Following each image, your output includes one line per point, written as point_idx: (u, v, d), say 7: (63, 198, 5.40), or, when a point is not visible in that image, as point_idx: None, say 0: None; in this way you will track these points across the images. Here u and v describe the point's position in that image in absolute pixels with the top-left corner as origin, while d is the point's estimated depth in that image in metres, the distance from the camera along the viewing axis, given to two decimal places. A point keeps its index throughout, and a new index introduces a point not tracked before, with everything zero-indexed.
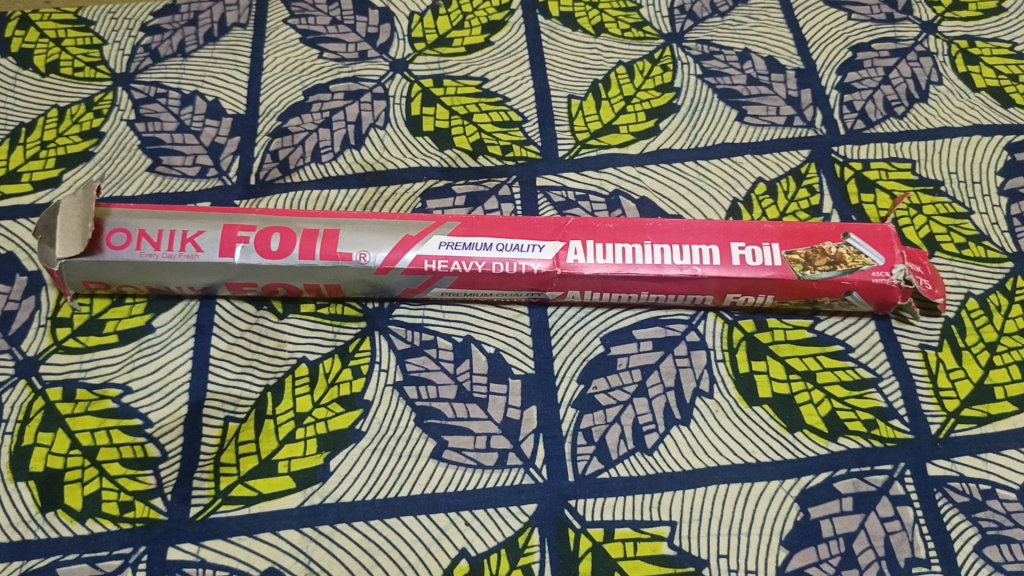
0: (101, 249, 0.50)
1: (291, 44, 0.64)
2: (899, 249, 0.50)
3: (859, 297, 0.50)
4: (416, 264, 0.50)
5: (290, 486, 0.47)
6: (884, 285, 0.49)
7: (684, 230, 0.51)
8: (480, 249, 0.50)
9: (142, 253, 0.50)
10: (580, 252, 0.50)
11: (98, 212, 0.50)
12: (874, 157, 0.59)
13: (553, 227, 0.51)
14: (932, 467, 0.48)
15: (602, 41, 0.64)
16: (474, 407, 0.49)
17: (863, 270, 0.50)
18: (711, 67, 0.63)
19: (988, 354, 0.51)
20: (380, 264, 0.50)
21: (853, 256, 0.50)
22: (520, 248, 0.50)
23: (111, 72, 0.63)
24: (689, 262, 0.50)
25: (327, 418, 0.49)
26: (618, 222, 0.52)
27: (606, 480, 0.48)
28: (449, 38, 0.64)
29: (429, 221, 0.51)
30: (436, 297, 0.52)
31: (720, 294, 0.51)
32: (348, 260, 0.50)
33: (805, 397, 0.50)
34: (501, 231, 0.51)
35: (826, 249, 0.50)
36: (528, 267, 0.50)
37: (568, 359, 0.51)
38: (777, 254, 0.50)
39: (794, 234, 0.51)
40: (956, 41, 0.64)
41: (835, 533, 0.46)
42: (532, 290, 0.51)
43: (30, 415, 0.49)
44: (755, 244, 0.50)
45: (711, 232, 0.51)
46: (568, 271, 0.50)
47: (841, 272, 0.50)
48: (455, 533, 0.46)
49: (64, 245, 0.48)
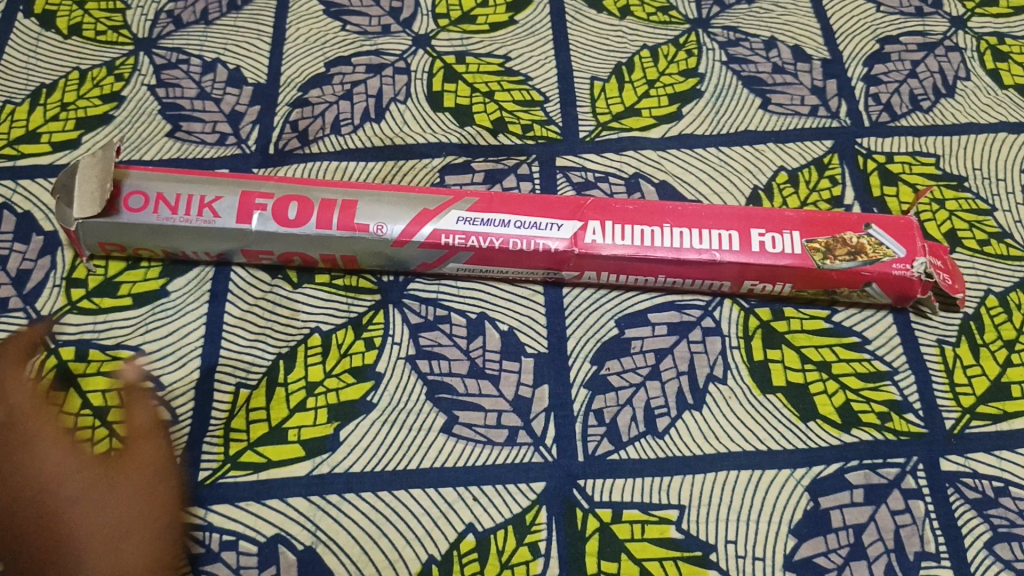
0: (117, 207, 0.49)
1: (314, 15, 0.64)
2: (921, 242, 0.50)
3: (879, 289, 0.50)
4: (433, 238, 0.50)
5: (299, 454, 0.47)
6: (904, 278, 0.49)
7: (704, 214, 0.51)
8: (498, 226, 0.50)
9: (159, 216, 0.49)
10: (599, 232, 0.50)
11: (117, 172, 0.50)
12: (898, 150, 0.58)
13: (572, 206, 0.51)
14: (945, 462, 0.48)
15: (627, 24, 0.64)
16: (485, 383, 0.49)
17: (884, 262, 0.49)
18: (736, 54, 0.63)
19: (1006, 351, 0.51)
20: (397, 236, 0.50)
21: (874, 247, 0.50)
22: (538, 226, 0.50)
23: (133, 37, 0.62)
24: (708, 246, 0.50)
25: (339, 388, 0.49)
26: (639, 204, 0.51)
27: (616, 461, 0.47)
28: (473, 15, 0.64)
29: (448, 196, 0.51)
30: (451, 273, 0.52)
31: (739, 280, 0.50)
32: (366, 231, 0.50)
33: (819, 387, 0.49)
34: (519, 208, 0.50)
35: (847, 239, 0.50)
36: (545, 246, 0.49)
37: (582, 340, 0.51)
38: (798, 241, 0.50)
39: (815, 223, 0.50)
40: (985, 37, 0.63)
41: (845, 524, 0.46)
42: (549, 268, 0.51)
43: (42, 373, 0.49)
44: (775, 232, 0.50)
45: (732, 218, 0.51)
46: (586, 251, 0.49)
47: (861, 262, 0.49)
48: (463, 508, 0.46)
49: (83, 206, 0.49)
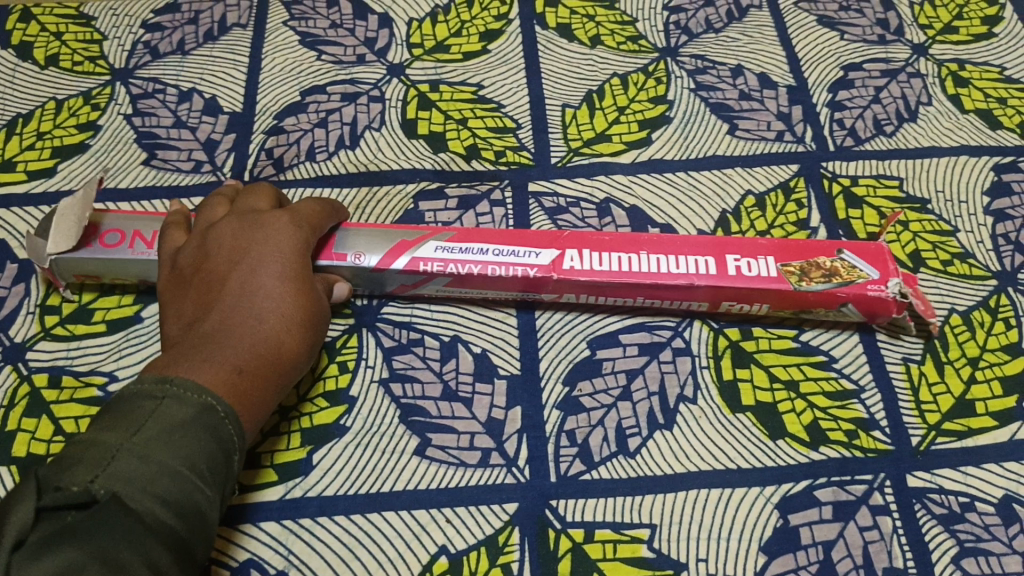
0: (92, 245, 0.50)
1: (290, 45, 0.65)
2: (893, 264, 0.50)
3: (854, 309, 0.50)
4: (411, 265, 0.50)
5: (272, 479, 0.47)
6: (879, 299, 0.49)
7: (681, 242, 0.52)
8: (475, 254, 0.51)
9: (135, 251, 0.50)
10: (576, 259, 0.51)
11: (93, 216, 0.51)
12: (863, 174, 0.60)
13: (548, 237, 0.52)
14: (912, 478, 0.48)
15: (598, 52, 0.65)
16: (458, 405, 0.50)
17: (858, 283, 0.50)
18: (704, 81, 0.64)
19: (970, 369, 0.52)
20: (375, 265, 0.50)
21: (848, 270, 0.50)
22: (516, 255, 0.51)
23: (110, 67, 0.63)
24: (685, 270, 0.50)
25: (312, 413, 0.49)
26: (614, 234, 0.52)
27: (588, 481, 0.48)
28: (447, 44, 0.65)
29: (425, 229, 0.51)
30: (428, 298, 0.53)
31: (716, 302, 0.51)
32: (343, 260, 0.50)
33: (787, 405, 0.50)
34: (494, 239, 0.51)
35: (820, 263, 0.51)
36: (523, 272, 0.50)
37: (554, 361, 0.51)
38: (772, 265, 0.50)
39: (788, 249, 0.51)
40: (947, 64, 0.65)
41: (814, 541, 0.46)
42: (528, 292, 0.52)
43: (15, 400, 0.49)
44: (750, 257, 0.51)
45: (707, 245, 0.52)
46: (563, 276, 0.50)
47: (836, 283, 0.50)
48: (436, 529, 0.46)
49: (56, 241, 0.49)
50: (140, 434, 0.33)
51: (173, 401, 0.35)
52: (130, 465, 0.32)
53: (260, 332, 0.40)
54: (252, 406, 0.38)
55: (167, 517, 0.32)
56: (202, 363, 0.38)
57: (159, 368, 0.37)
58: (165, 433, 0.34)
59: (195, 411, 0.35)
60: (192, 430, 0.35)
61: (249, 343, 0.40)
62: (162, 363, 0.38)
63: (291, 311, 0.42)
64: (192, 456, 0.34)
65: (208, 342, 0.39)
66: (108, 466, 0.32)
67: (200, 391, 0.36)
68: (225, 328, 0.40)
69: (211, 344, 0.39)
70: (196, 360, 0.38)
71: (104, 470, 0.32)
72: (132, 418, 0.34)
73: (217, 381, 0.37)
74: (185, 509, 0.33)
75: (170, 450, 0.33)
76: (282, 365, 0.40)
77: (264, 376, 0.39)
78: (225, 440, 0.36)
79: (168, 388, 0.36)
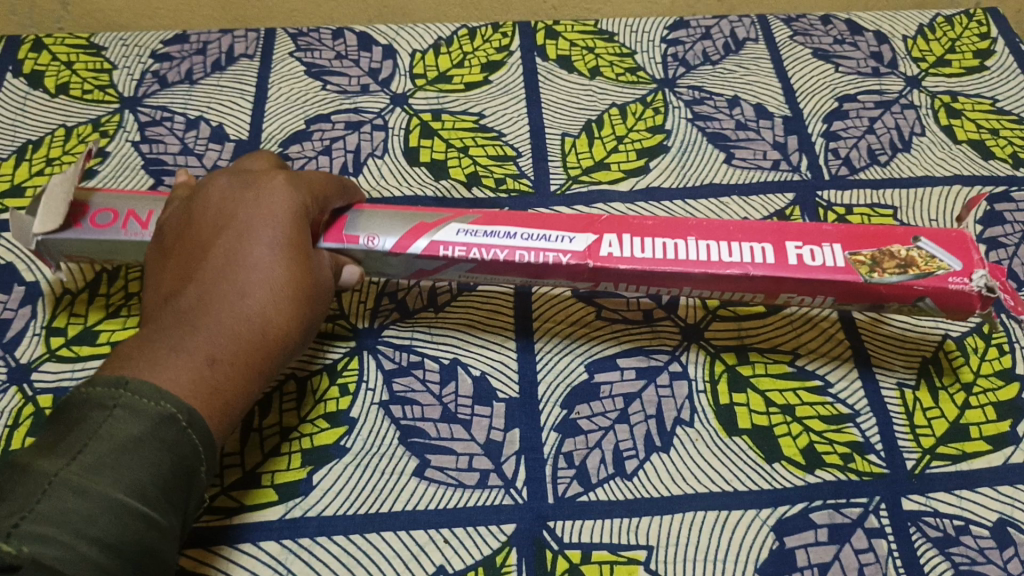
0: (83, 226, 0.49)
1: (296, 76, 0.66)
2: (977, 254, 0.46)
3: (933, 304, 0.47)
4: (431, 249, 0.49)
5: (272, 499, 0.48)
6: (961, 293, 0.46)
7: (732, 228, 0.49)
8: (501, 237, 0.49)
9: (127, 232, 0.49)
10: (614, 245, 0.49)
11: (81, 195, 0.50)
12: (857, 203, 0.60)
13: (584, 221, 0.50)
14: (906, 502, 0.49)
15: (597, 83, 0.67)
16: (457, 427, 0.50)
17: (938, 275, 0.46)
18: (701, 112, 0.65)
19: (964, 394, 0.52)
20: (391, 248, 0.49)
21: (925, 259, 0.47)
22: (547, 239, 0.49)
23: (119, 95, 0.65)
24: (739, 258, 0.47)
25: (313, 433, 0.50)
26: (658, 219, 0.50)
27: (586, 503, 0.48)
28: (449, 75, 0.67)
29: (447, 212, 0.50)
30: (456, 278, 0.51)
31: (772, 292, 0.48)
32: (355, 242, 0.49)
33: (783, 429, 0.51)
34: (524, 222, 0.50)
35: (894, 252, 0.47)
36: (555, 258, 0.48)
37: (553, 385, 0.52)
38: (839, 254, 0.47)
39: (857, 236, 0.48)
40: (939, 95, 0.66)
41: (810, 563, 0.47)
42: (568, 278, 0.50)
43: (20, 420, 0.49)
44: (813, 245, 0.48)
45: (764, 232, 0.49)
46: (601, 263, 0.48)
47: (913, 275, 0.46)
48: (434, 549, 0.46)
49: (44, 221, 0.48)
50: (80, 457, 0.31)
51: (122, 414, 0.33)
52: (63, 501, 0.30)
53: (237, 323, 0.38)
54: (221, 406, 0.36)
55: (105, 561, 0.30)
56: (168, 361, 0.36)
57: (131, 355, 0.36)
58: (108, 457, 0.32)
59: (150, 423, 0.33)
60: (139, 449, 0.32)
61: (222, 334, 0.38)
62: (128, 357, 0.36)
63: (280, 289, 0.40)
64: (141, 481, 0.32)
65: (179, 334, 0.37)
66: (38, 504, 0.29)
67: (159, 398, 0.34)
68: (199, 317, 0.38)
69: (182, 337, 0.37)
70: (161, 357, 0.36)
71: (33, 509, 0.29)
72: (70, 442, 0.32)
73: (182, 381, 0.35)
74: (128, 547, 0.30)
75: (111, 479, 0.31)
76: (266, 351, 0.39)
77: (242, 369, 0.38)
78: (184, 455, 0.34)
79: (121, 396, 0.34)
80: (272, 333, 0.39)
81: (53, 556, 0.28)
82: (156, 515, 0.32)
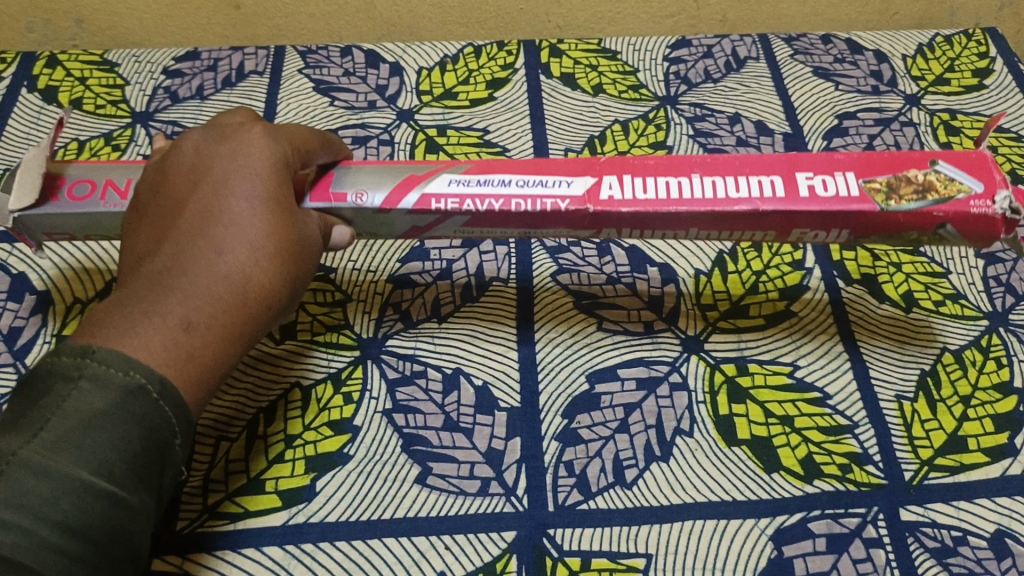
0: (60, 200, 0.46)
1: (304, 92, 0.68)
2: (998, 174, 0.44)
3: (955, 230, 0.44)
4: (422, 203, 0.46)
5: (276, 504, 0.48)
6: (983, 216, 0.43)
7: (739, 163, 0.46)
8: (496, 186, 0.46)
9: (108, 204, 0.46)
10: (616, 187, 0.45)
11: (54, 167, 0.47)
12: None
13: (584, 166, 0.46)
14: (904, 512, 0.49)
15: (599, 100, 0.68)
16: (459, 436, 0.51)
17: (959, 199, 0.43)
18: (703, 128, 0.66)
19: (962, 406, 0.52)
20: (380, 205, 0.46)
21: (945, 183, 0.43)
22: (545, 185, 0.45)
23: (131, 110, 0.66)
24: (747, 194, 0.44)
25: (317, 440, 0.51)
26: (659, 159, 0.47)
27: (585, 511, 0.49)
28: (455, 91, 0.68)
29: (438, 164, 0.47)
30: (449, 233, 0.48)
31: (785, 229, 0.45)
32: (343, 200, 0.46)
33: (782, 439, 0.51)
34: (519, 170, 0.46)
35: (911, 178, 0.44)
36: (554, 204, 0.45)
37: (554, 395, 0.53)
38: (853, 183, 0.44)
39: (872, 163, 0.45)
40: (938, 113, 0.67)
41: (808, 572, 0.47)
42: (569, 227, 0.46)
43: None
44: (826, 175, 0.45)
45: (774, 164, 0.46)
46: (602, 207, 0.45)
47: (932, 201, 0.43)
48: (435, 556, 0.47)
49: (18, 197, 0.44)
50: (42, 435, 0.32)
51: (88, 387, 0.33)
52: (24, 485, 0.30)
53: (214, 283, 0.38)
54: (197, 372, 0.36)
55: (68, 546, 0.31)
56: (139, 328, 0.35)
57: (102, 321, 0.36)
58: (72, 434, 0.32)
59: (117, 397, 0.33)
60: (104, 425, 0.33)
61: (198, 296, 0.37)
62: (100, 324, 0.36)
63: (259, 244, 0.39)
64: (106, 459, 0.32)
65: (154, 297, 0.37)
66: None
67: (128, 370, 0.34)
68: (175, 278, 0.38)
69: (156, 300, 0.36)
70: (133, 324, 0.35)
71: None
72: (35, 418, 0.32)
73: (153, 350, 0.35)
74: (92, 532, 0.31)
75: (74, 457, 0.32)
76: (245, 311, 0.38)
77: (220, 332, 0.37)
78: (154, 427, 0.34)
79: (87, 367, 0.34)
80: (253, 290, 0.38)
81: (13, 547, 0.29)
82: (122, 492, 0.33)
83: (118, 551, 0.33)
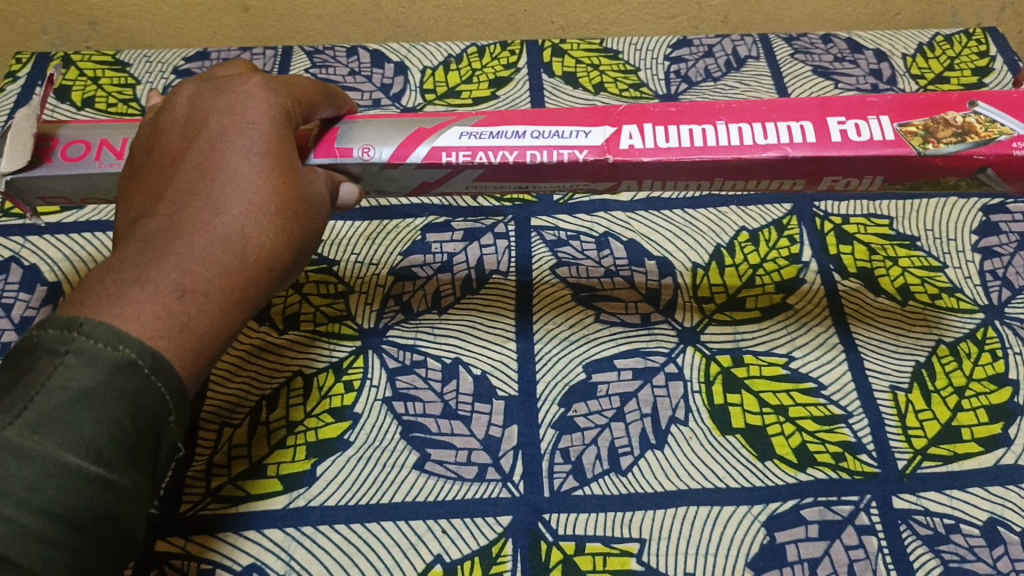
0: (53, 161, 0.47)
1: None
2: None
3: (995, 174, 0.44)
4: (432, 156, 0.46)
5: (276, 488, 0.49)
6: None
7: (766, 108, 0.45)
8: (508, 138, 0.46)
9: (100, 164, 0.47)
10: (636, 136, 0.45)
11: (47, 127, 0.48)
12: (853, 213, 0.62)
13: (601, 114, 0.47)
14: (897, 500, 0.49)
15: (601, 98, 0.68)
16: (457, 423, 0.52)
17: (1001, 141, 0.43)
18: None
19: (957, 397, 0.53)
20: (388, 159, 0.47)
21: (986, 125, 0.43)
22: (561, 135, 0.46)
23: (141, 108, 0.67)
24: (776, 140, 0.44)
25: (318, 427, 0.52)
26: (682, 106, 0.46)
27: (581, 497, 0.49)
28: (458, 90, 0.69)
29: (448, 116, 0.47)
30: (460, 186, 0.48)
31: (815, 177, 0.45)
32: (349, 155, 0.47)
33: (776, 428, 0.52)
34: (534, 120, 0.47)
35: (950, 119, 0.44)
36: (572, 155, 0.45)
37: (551, 384, 0.54)
38: (888, 126, 0.44)
39: (908, 105, 0.45)
40: None
41: (800, 557, 0.47)
42: (588, 178, 0.47)
43: None
44: (859, 118, 0.45)
45: (804, 109, 0.45)
46: (622, 157, 0.45)
47: (972, 144, 0.43)
48: (431, 539, 0.48)
49: (11, 158, 0.46)
50: (24, 417, 0.31)
51: (74, 361, 0.32)
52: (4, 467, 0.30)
53: (211, 248, 0.37)
54: (190, 343, 0.35)
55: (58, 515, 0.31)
56: (130, 296, 0.34)
57: (88, 293, 0.35)
58: (58, 412, 0.31)
59: (106, 372, 0.32)
60: (90, 404, 0.32)
61: (194, 261, 0.36)
62: (89, 294, 0.35)
63: (259, 208, 0.39)
64: (94, 441, 0.32)
65: (146, 263, 0.36)
66: None
67: (118, 344, 0.33)
68: (170, 243, 0.37)
69: (149, 267, 0.36)
70: (125, 293, 0.34)
71: None
72: (17, 396, 0.32)
73: (146, 321, 0.34)
74: None
75: (58, 438, 0.31)
76: (246, 276, 0.38)
77: (217, 299, 0.36)
78: (146, 405, 0.33)
79: (74, 340, 0.33)
80: (252, 254, 0.38)
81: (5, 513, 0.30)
82: (111, 475, 0.32)
83: (104, 536, 0.32)
